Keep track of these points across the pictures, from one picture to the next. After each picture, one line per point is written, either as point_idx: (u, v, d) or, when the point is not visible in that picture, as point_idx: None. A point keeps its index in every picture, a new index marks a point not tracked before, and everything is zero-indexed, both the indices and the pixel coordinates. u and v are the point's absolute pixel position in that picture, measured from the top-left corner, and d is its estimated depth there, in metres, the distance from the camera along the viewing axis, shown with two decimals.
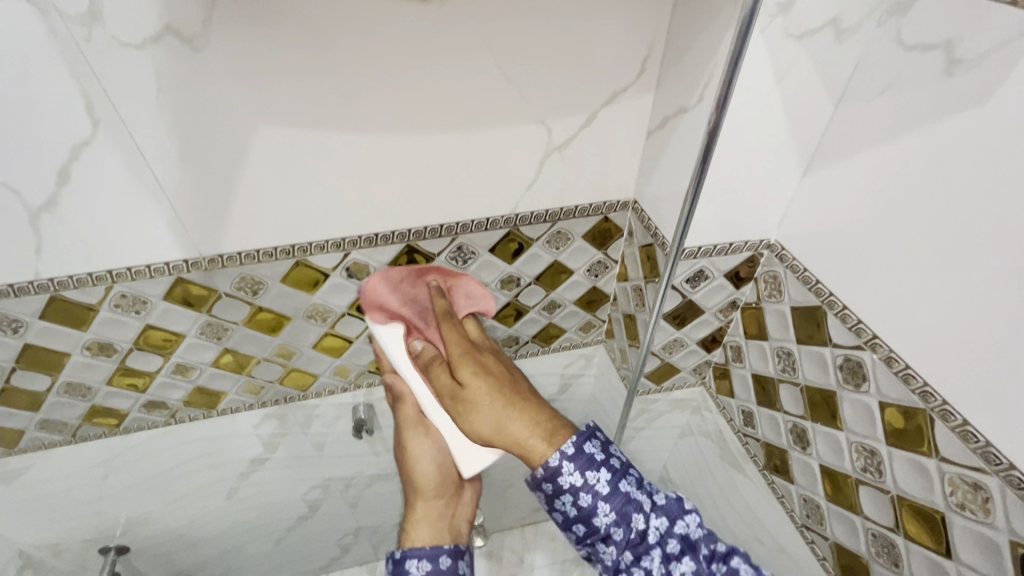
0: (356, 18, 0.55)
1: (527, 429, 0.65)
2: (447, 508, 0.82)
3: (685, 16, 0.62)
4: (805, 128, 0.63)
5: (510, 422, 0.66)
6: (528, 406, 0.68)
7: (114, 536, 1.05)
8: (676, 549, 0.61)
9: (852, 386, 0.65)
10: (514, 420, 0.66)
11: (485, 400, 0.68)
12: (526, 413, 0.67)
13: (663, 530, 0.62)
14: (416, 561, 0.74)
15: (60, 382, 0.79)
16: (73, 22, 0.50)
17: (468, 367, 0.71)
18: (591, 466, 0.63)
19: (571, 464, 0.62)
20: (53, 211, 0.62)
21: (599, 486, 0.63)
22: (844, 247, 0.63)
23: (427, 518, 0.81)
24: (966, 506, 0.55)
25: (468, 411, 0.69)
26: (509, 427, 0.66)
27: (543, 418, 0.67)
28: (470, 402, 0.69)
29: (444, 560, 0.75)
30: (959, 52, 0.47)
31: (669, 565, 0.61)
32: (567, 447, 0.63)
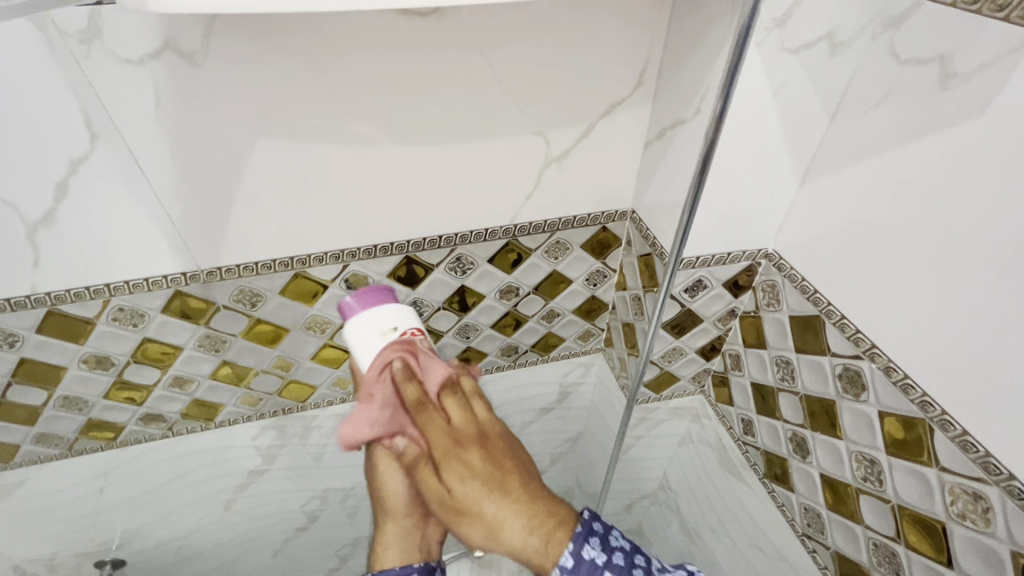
0: (356, 34, 0.55)
1: (515, 512, 0.60)
2: (415, 528, 0.78)
3: (681, 27, 0.62)
4: (802, 139, 0.63)
5: (502, 523, 0.60)
6: (517, 494, 0.61)
7: (110, 550, 1.04)
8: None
9: (851, 395, 0.66)
10: (500, 506, 0.60)
11: (466, 460, 0.63)
12: (515, 502, 0.61)
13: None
14: None
15: (57, 396, 0.78)
16: (72, 38, 0.50)
17: (456, 467, 0.64)
18: (613, 548, 0.59)
19: (597, 542, 0.58)
20: (50, 226, 0.61)
21: (620, 561, 0.58)
22: (842, 257, 0.63)
23: (394, 541, 0.80)
24: (966, 516, 0.55)
25: (439, 470, 0.64)
26: (499, 529, 0.60)
27: (538, 504, 0.61)
28: (433, 481, 0.65)
29: None
30: (953, 67, 0.47)
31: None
32: (585, 523, 0.60)
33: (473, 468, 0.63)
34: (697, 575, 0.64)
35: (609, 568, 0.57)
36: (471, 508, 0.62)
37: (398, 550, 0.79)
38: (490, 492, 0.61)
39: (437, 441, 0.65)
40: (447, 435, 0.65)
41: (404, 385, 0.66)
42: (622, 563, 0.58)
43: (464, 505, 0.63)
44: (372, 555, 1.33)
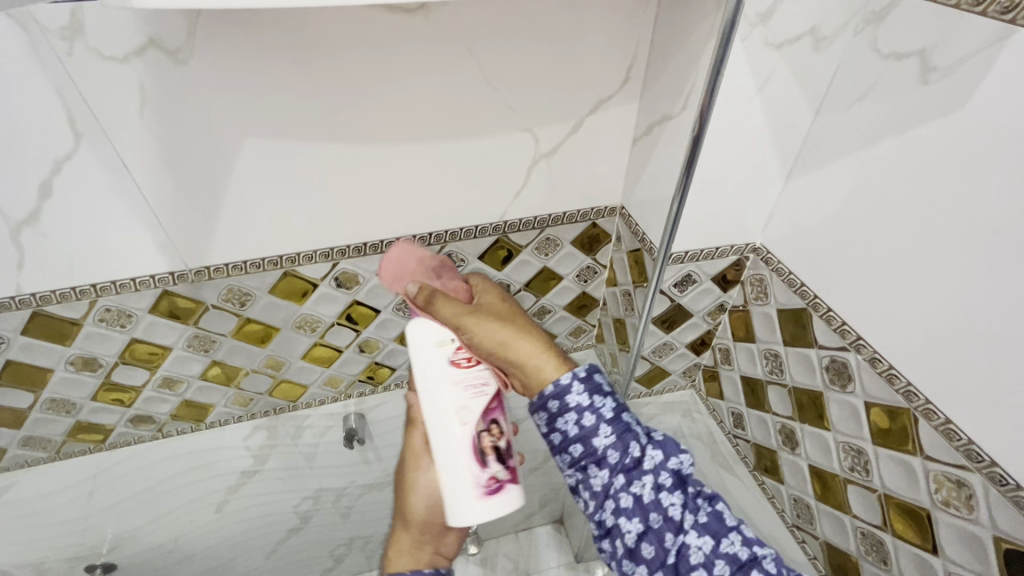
0: (343, 31, 0.55)
1: (537, 348, 0.70)
2: (426, 540, 0.79)
3: (667, 23, 0.62)
4: (788, 134, 0.64)
5: (522, 338, 0.70)
6: (530, 325, 0.73)
7: (100, 554, 1.03)
8: (669, 482, 0.61)
9: (838, 386, 0.66)
10: (524, 341, 0.70)
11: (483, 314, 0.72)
12: (534, 335, 0.71)
13: (658, 462, 0.61)
14: None
15: (44, 399, 0.77)
16: (54, 36, 0.50)
17: (482, 326, 0.70)
18: (598, 393, 0.65)
19: (581, 384, 0.65)
20: (34, 225, 0.61)
21: (603, 408, 0.64)
22: (827, 250, 0.64)
23: (406, 550, 0.79)
24: (950, 503, 0.56)
25: (474, 322, 0.71)
26: (518, 345, 0.70)
27: (552, 347, 0.71)
28: (474, 323, 0.71)
29: None
30: (933, 60, 0.48)
31: (658, 493, 0.60)
32: (580, 368, 0.66)
33: (490, 313, 0.73)
34: (679, 457, 0.61)
35: (589, 413, 0.64)
36: (505, 347, 0.69)
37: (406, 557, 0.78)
38: (519, 334, 0.71)
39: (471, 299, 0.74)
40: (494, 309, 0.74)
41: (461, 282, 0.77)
42: (603, 409, 0.64)
43: (497, 348, 0.70)
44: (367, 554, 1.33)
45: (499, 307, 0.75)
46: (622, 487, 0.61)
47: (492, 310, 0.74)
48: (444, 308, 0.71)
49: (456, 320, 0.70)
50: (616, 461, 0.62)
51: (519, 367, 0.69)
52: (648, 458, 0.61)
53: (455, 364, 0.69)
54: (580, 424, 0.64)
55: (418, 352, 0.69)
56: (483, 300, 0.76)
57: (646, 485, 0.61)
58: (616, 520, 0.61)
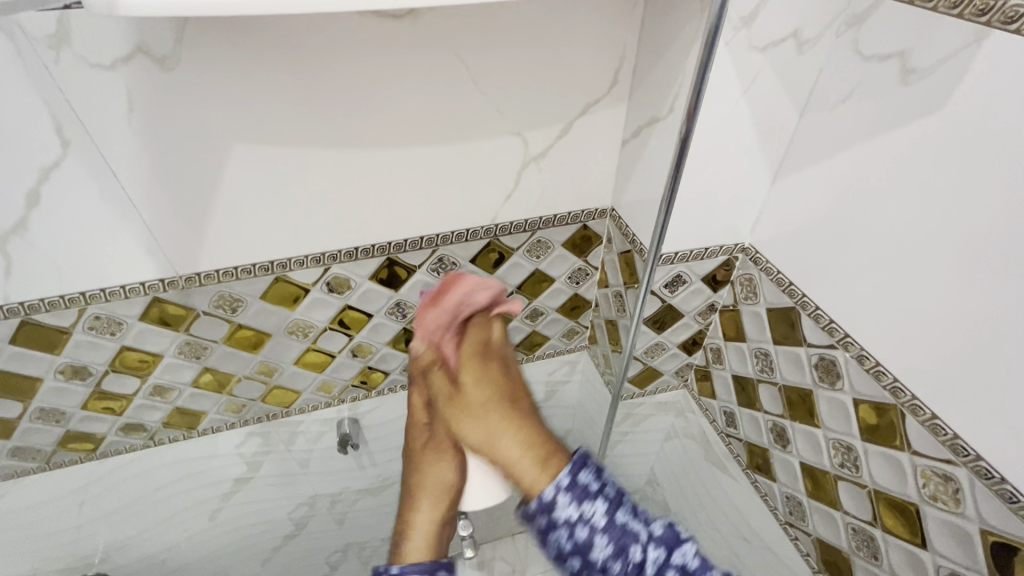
0: (333, 37, 0.55)
1: (524, 448, 0.65)
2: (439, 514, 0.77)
3: (653, 26, 0.63)
4: (774, 136, 0.65)
5: (499, 441, 0.66)
6: (526, 425, 0.67)
7: (93, 565, 1.03)
8: None
9: (827, 384, 0.67)
10: (511, 440, 0.66)
11: (473, 392, 0.67)
12: (524, 433, 0.66)
13: (660, 561, 0.61)
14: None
15: (33, 408, 0.77)
16: (40, 44, 0.50)
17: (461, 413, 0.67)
18: (587, 498, 0.62)
19: (566, 495, 0.62)
20: (21, 234, 0.60)
21: (594, 518, 0.61)
22: (814, 250, 0.65)
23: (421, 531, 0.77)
24: (938, 497, 0.56)
25: (464, 416, 0.67)
26: (507, 442, 0.66)
27: (544, 442, 0.67)
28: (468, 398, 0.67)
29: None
30: (913, 62, 0.49)
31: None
32: (564, 475, 0.63)
33: (482, 405, 0.67)
34: (683, 549, 0.62)
35: (581, 524, 0.61)
36: (484, 449, 0.67)
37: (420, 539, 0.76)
38: (510, 427, 0.66)
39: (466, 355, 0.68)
40: (495, 368, 0.69)
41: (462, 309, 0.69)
42: (596, 515, 0.61)
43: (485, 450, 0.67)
44: (363, 560, 1.33)
45: (489, 389, 0.67)
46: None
47: (478, 397, 0.67)
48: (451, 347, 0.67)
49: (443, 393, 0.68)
50: (620, 571, 0.61)
51: (502, 466, 0.67)
52: (650, 560, 0.61)
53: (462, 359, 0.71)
54: (574, 538, 0.62)
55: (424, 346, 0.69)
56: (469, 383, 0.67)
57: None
58: None
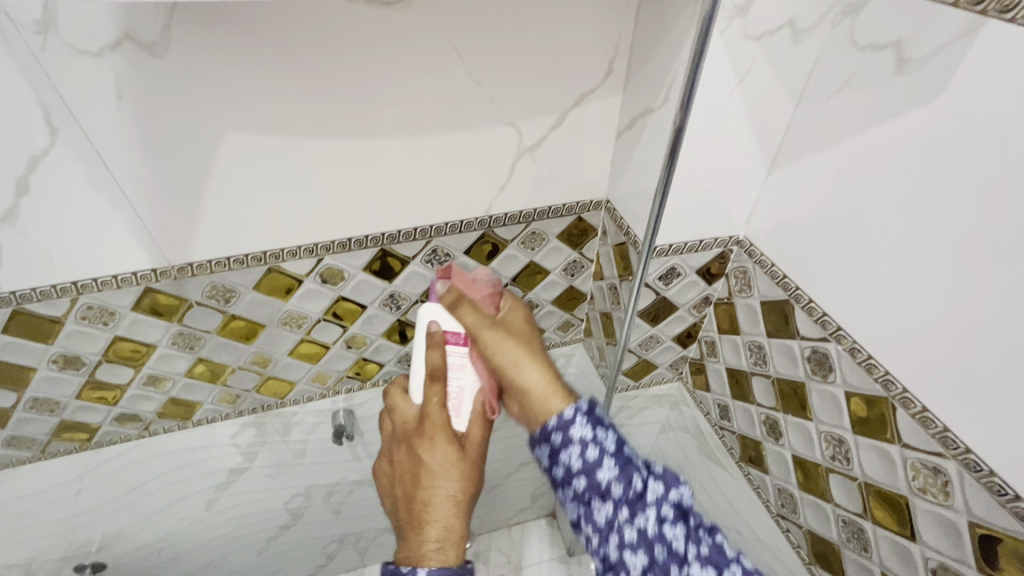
0: (322, 24, 0.55)
1: (546, 377, 0.65)
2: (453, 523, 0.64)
3: (648, 15, 0.62)
4: (769, 128, 0.65)
5: (530, 364, 0.66)
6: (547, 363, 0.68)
7: (89, 553, 1.03)
8: (670, 514, 0.56)
9: (819, 377, 0.67)
10: (537, 375, 0.65)
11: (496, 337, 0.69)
12: (545, 367, 0.67)
13: (659, 495, 0.57)
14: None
15: (27, 398, 0.77)
16: (26, 30, 0.49)
17: (495, 334, 0.69)
18: (601, 424, 0.60)
19: (584, 417, 0.60)
20: (11, 223, 0.60)
21: (605, 442, 0.59)
22: (808, 242, 0.64)
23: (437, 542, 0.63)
24: (927, 490, 0.56)
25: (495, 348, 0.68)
26: (529, 368, 0.66)
27: (561, 380, 0.66)
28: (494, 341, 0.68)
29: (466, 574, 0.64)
30: (907, 53, 0.49)
31: (662, 527, 0.55)
32: (582, 402, 0.62)
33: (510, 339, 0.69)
34: (680, 489, 0.57)
35: (592, 446, 0.59)
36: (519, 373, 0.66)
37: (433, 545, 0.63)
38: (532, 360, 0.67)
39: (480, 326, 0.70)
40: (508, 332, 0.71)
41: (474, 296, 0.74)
42: (608, 441, 0.59)
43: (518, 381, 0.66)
44: (359, 549, 1.34)
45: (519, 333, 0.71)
46: (625, 523, 0.56)
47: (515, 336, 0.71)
48: (467, 316, 0.70)
49: (473, 328, 0.69)
50: (620, 496, 0.57)
51: (523, 394, 0.65)
52: (652, 490, 0.57)
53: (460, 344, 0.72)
54: (583, 458, 0.59)
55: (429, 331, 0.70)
56: (507, 319, 0.73)
57: (650, 519, 0.56)
58: (620, 553, 0.57)
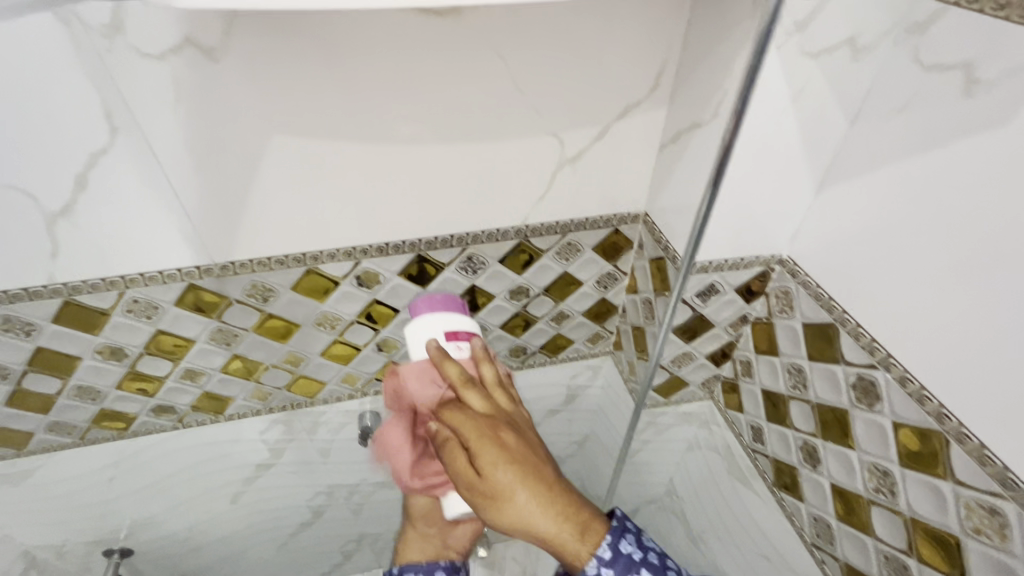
0: (371, 32, 0.55)
1: (556, 521, 0.59)
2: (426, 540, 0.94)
3: (699, 28, 0.61)
4: (819, 147, 0.63)
5: (519, 493, 0.59)
6: (548, 484, 0.60)
7: (118, 539, 1.06)
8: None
9: (864, 405, 0.65)
10: (534, 507, 0.59)
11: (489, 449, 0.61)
12: (546, 493, 0.60)
13: (679, 567, 0.64)
14: (414, 575, 0.89)
15: (71, 385, 0.79)
16: (95, 32, 0.51)
17: (493, 448, 0.61)
18: (632, 569, 0.60)
19: (610, 570, 0.59)
20: (68, 217, 0.62)
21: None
22: (856, 265, 0.62)
23: (416, 545, 0.95)
24: (981, 531, 0.54)
25: (493, 505, 0.61)
26: (517, 503, 0.59)
27: (557, 489, 0.61)
28: (482, 455, 0.62)
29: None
30: (977, 74, 0.47)
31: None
32: (608, 534, 0.61)
33: (509, 459, 0.61)
34: (707, 559, 0.64)
35: None
36: (514, 520, 0.60)
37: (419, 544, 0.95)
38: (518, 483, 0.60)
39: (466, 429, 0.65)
40: (503, 433, 0.63)
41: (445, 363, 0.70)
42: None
43: (511, 521, 0.60)
44: (376, 551, 1.34)
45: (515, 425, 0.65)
46: None
47: (509, 452, 0.61)
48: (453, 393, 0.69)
49: (472, 446, 0.63)
50: None
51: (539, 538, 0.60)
52: (677, 570, 0.63)
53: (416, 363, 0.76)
54: None
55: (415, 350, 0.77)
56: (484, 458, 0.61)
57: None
58: None
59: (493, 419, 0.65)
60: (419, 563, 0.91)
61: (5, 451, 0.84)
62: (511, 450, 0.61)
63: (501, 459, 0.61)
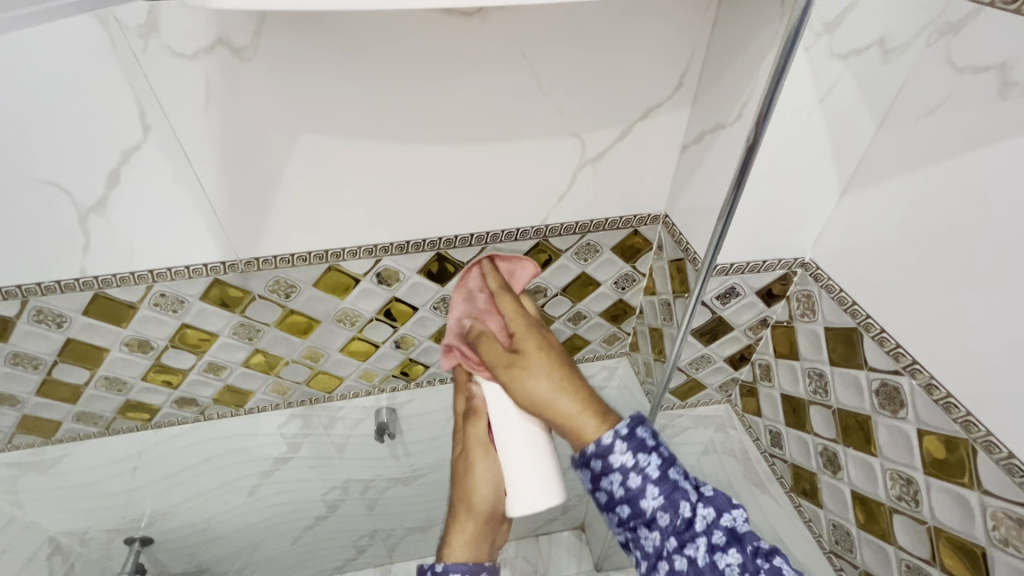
0: (396, 31, 0.56)
1: (578, 406, 0.68)
2: (485, 528, 0.83)
3: (724, 28, 0.61)
4: (845, 150, 0.62)
5: (563, 397, 0.70)
6: (577, 386, 0.71)
7: (139, 528, 1.08)
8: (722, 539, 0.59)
9: (888, 411, 0.64)
10: (564, 399, 0.69)
11: (535, 360, 0.75)
12: (574, 391, 0.70)
13: (710, 522, 0.60)
14: (459, 575, 0.78)
15: (99, 376, 0.81)
16: (130, 32, 0.52)
17: (541, 364, 0.75)
18: (642, 450, 0.62)
19: (623, 442, 0.62)
20: (100, 213, 0.64)
21: (648, 468, 0.62)
22: (882, 269, 0.61)
23: (465, 537, 0.83)
24: (1009, 542, 0.53)
25: (522, 377, 0.74)
26: (559, 402, 0.69)
27: (593, 400, 0.69)
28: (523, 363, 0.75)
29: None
30: (1012, 76, 0.46)
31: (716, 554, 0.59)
32: (621, 426, 0.64)
33: (548, 365, 0.75)
34: (733, 513, 0.61)
35: (635, 473, 0.62)
36: (543, 402, 0.71)
37: (469, 540, 0.83)
38: (558, 390, 0.71)
39: (516, 326, 0.79)
40: (543, 337, 0.80)
41: (496, 277, 0.82)
42: (651, 467, 0.62)
43: (537, 399, 0.72)
44: (388, 546, 1.35)
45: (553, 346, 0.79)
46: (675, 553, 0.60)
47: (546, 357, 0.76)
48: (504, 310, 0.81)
49: (517, 348, 0.77)
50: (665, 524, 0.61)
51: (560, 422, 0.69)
52: (700, 518, 0.60)
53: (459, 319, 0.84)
54: (626, 485, 0.62)
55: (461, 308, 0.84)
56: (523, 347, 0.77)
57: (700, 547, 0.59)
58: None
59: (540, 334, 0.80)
60: (463, 561, 0.80)
61: (34, 439, 0.86)
62: (546, 347, 0.78)
63: (539, 350, 0.77)
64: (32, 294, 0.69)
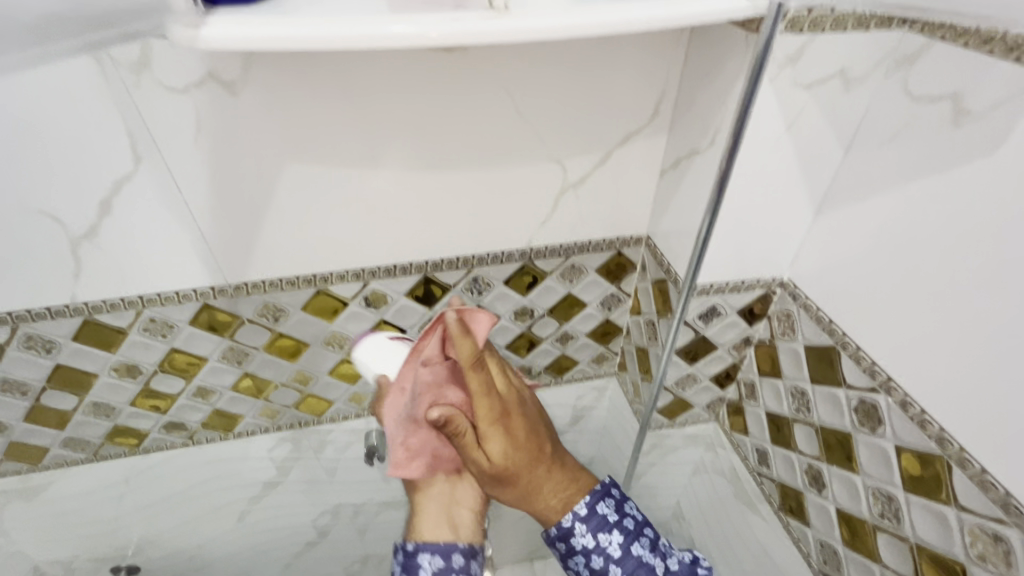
0: (382, 66, 0.58)
1: (558, 502, 0.74)
2: (451, 496, 0.78)
3: (696, 60, 0.63)
4: (817, 173, 0.64)
5: (542, 492, 0.75)
6: (550, 471, 0.76)
7: (126, 556, 1.07)
8: None
9: (867, 428, 0.65)
10: (546, 490, 0.75)
11: (502, 434, 0.71)
12: (552, 477, 0.75)
13: None
14: (429, 554, 0.73)
15: (87, 402, 0.81)
16: (123, 68, 0.54)
17: (500, 435, 0.71)
18: (604, 529, 0.73)
19: (584, 525, 0.72)
20: (91, 240, 0.65)
21: (610, 546, 0.72)
22: (855, 289, 0.63)
23: (434, 510, 0.78)
24: (986, 558, 0.53)
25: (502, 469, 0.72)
26: (539, 496, 0.74)
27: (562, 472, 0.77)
28: (494, 443, 0.71)
29: (456, 559, 0.74)
30: (965, 105, 0.49)
31: None
32: (581, 508, 0.73)
33: (509, 428, 0.72)
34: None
35: (598, 552, 0.72)
36: (530, 488, 0.74)
37: (442, 508, 0.78)
38: (533, 468, 0.74)
39: (483, 411, 0.69)
40: (515, 426, 0.73)
41: (461, 338, 0.67)
42: (614, 543, 0.72)
43: (524, 490, 0.75)
44: None
45: (529, 407, 0.78)
46: None
47: (518, 436, 0.73)
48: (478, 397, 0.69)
49: (483, 432, 0.70)
50: None
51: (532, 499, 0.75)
52: None
53: (393, 339, 0.75)
54: (592, 564, 0.73)
55: (369, 351, 0.75)
56: (494, 447, 0.71)
57: None
58: None
59: (508, 416, 0.72)
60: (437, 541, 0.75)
61: (20, 466, 0.86)
62: (518, 445, 0.73)
63: (511, 450, 0.72)
64: (22, 321, 0.70)
